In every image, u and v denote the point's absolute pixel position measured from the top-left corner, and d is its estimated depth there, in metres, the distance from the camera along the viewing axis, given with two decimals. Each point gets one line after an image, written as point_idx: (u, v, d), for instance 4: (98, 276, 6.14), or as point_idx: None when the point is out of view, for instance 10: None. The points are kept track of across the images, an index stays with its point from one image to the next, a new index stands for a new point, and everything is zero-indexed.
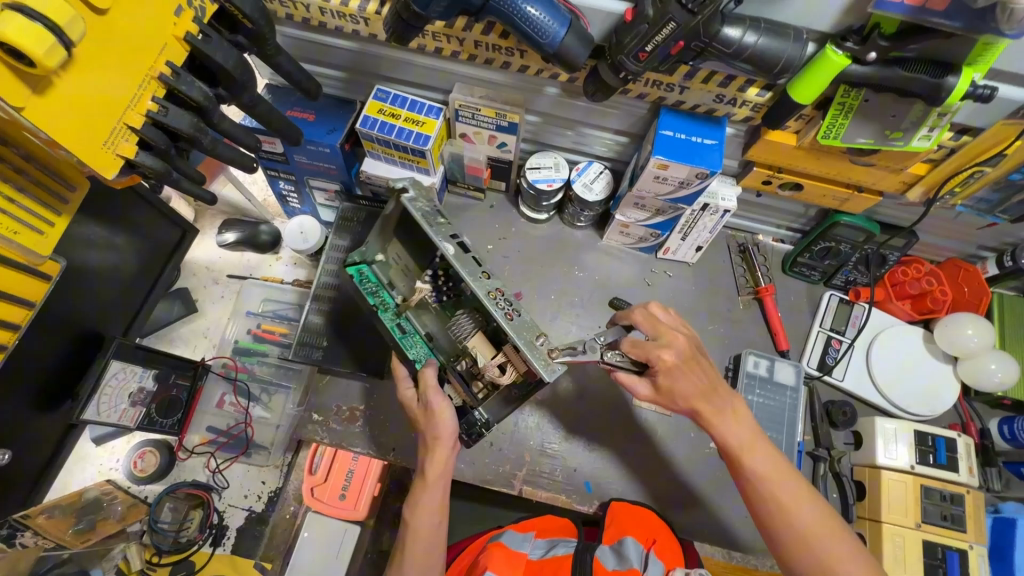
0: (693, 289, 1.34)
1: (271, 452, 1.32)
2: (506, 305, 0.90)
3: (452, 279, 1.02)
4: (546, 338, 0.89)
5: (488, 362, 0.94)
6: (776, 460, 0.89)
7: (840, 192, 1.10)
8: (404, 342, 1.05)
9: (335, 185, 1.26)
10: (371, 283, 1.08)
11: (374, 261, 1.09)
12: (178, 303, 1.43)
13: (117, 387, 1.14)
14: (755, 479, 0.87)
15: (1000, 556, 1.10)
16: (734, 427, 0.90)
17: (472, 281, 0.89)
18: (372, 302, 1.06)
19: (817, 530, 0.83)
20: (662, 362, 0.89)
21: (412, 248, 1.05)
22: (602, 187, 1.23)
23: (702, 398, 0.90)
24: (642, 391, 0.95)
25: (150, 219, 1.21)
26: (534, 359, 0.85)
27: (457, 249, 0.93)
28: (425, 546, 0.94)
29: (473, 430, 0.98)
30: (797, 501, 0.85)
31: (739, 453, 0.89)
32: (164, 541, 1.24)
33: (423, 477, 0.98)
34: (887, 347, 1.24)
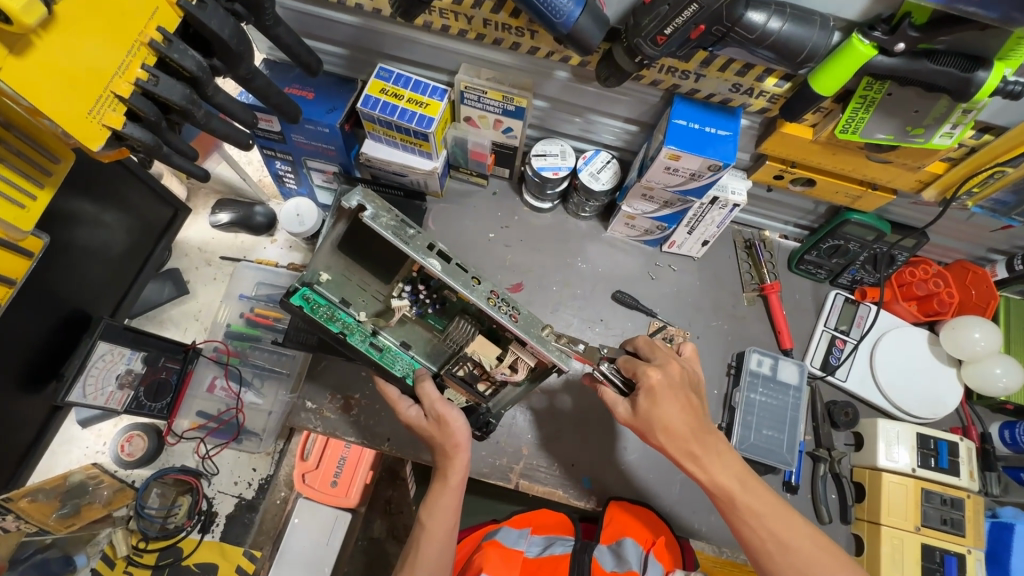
0: (697, 283, 1.32)
1: (262, 440, 1.30)
2: (507, 309, 0.88)
3: (434, 288, 0.99)
4: (551, 328, 0.90)
5: (498, 364, 0.92)
6: (768, 496, 0.86)
7: (852, 189, 1.07)
8: (386, 359, 0.97)
9: (334, 166, 1.22)
10: (320, 307, 0.95)
11: (318, 283, 0.97)
12: (169, 284, 1.39)
13: (103, 369, 1.13)
14: (751, 521, 0.84)
15: (996, 560, 1.09)
16: (721, 466, 0.86)
17: (469, 292, 0.86)
18: (335, 329, 0.94)
19: (820, 566, 0.81)
20: (646, 380, 0.88)
21: (370, 262, 0.98)
22: (609, 176, 1.19)
23: (689, 436, 0.86)
24: (621, 413, 0.92)
25: (140, 197, 1.17)
26: (549, 351, 0.86)
27: (442, 261, 0.88)
28: (438, 546, 0.91)
29: (482, 423, 1.00)
30: (797, 537, 0.83)
31: (730, 491, 0.85)
32: (151, 528, 1.21)
33: (443, 481, 0.95)
34: (891, 350, 1.22)
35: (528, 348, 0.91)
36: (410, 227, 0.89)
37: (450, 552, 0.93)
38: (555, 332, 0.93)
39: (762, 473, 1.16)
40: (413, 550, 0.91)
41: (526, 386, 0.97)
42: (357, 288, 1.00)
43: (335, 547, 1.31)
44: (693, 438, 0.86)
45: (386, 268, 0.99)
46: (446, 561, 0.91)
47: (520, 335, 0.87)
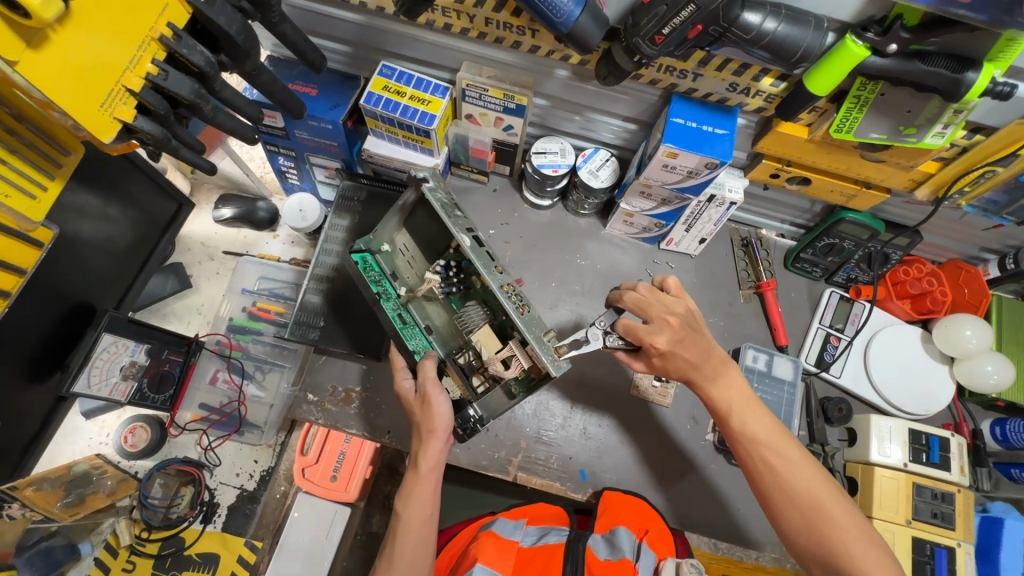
0: (694, 281, 1.33)
1: (264, 432, 1.31)
2: (517, 301, 0.92)
3: (465, 270, 1.03)
4: (554, 334, 0.90)
5: (494, 356, 0.96)
6: (763, 420, 0.92)
7: (847, 188, 1.09)
8: (404, 332, 1.03)
9: (336, 162, 1.24)
10: (372, 271, 1.05)
11: (378, 250, 1.07)
12: (172, 278, 1.41)
13: (107, 360, 1.13)
14: (741, 436, 0.91)
15: (986, 554, 1.11)
16: (724, 389, 0.93)
17: (487, 274, 0.91)
18: (374, 290, 1.03)
19: (807, 487, 0.85)
20: (653, 343, 0.89)
21: (419, 238, 1.07)
22: (608, 174, 1.21)
23: (698, 363, 0.92)
24: (639, 367, 0.98)
25: (144, 189, 1.19)
26: (542, 354, 0.87)
27: (472, 242, 0.94)
28: (418, 537, 0.92)
29: (469, 427, 0.96)
30: (789, 458, 0.88)
31: (727, 411, 0.92)
32: (154, 517, 1.22)
33: (415, 471, 0.96)
34: (885, 348, 1.24)
35: (526, 349, 0.93)
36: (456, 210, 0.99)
37: (432, 543, 0.94)
38: (559, 340, 0.93)
39: None
40: (391, 542, 0.93)
41: (520, 396, 0.96)
42: (405, 262, 1.09)
43: (335, 540, 1.30)
44: (700, 371, 0.93)
45: (428, 245, 1.06)
46: (425, 554, 0.92)
47: (521, 329, 0.89)
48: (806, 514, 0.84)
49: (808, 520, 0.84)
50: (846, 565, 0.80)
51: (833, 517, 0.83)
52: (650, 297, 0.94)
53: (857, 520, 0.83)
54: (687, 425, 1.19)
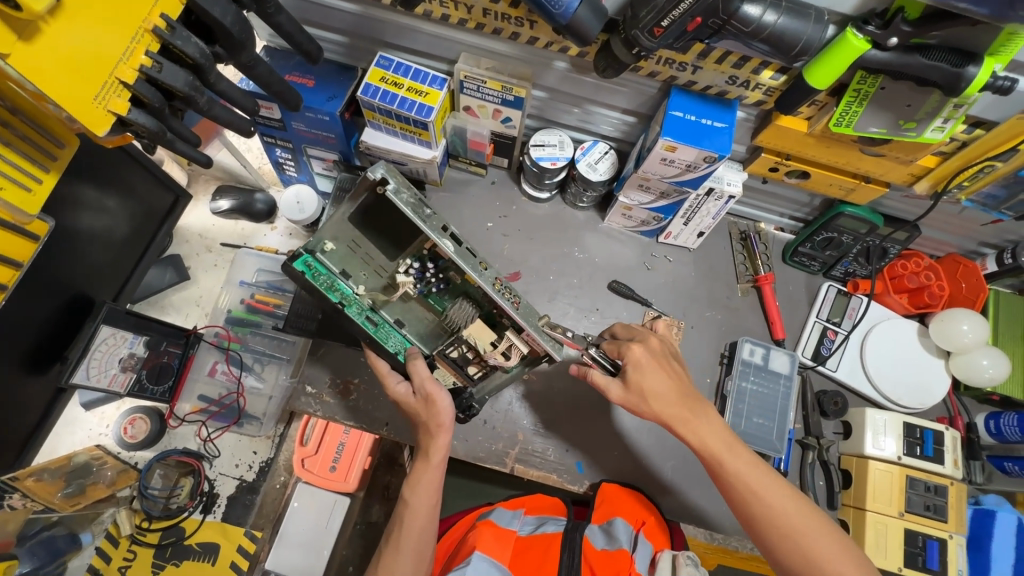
0: (693, 274, 1.33)
1: (263, 424, 1.32)
2: (509, 295, 0.93)
3: (441, 268, 1.00)
4: (548, 319, 0.96)
5: (492, 349, 0.96)
6: (751, 459, 0.89)
7: (847, 181, 1.09)
8: (379, 334, 1.01)
9: (334, 154, 1.23)
10: (321, 275, 0.99)
11: (320, 250, 1.00)
12: (170, 269, 1.41)
13: (105, 353, 1.14)
14: (736, 482, 0.87)
15: (977, 546, 1.12)
16: (709, 428, 0.90)
17: (477, 275, 0.91)
18: (333, 299, 0.98)
19: (802, 530, 0.83)
20: (630, 355, 0.95)
21: (376, 234, 1.01)
22: (607, 167, 1.21)
23: (678, 402, 0.92)
24: (614, 392, 0.96)
25: (140, 181, 1.18)
26: (543, 340, 0.92)
27: (454, 243, 0.92)
28: (421, 525, 0.93)
29: (466, 407, 1.03)
30: (781, 501, 0.85)
31: (716, 453, 0.89)
32: (154, 507, 1.23)
33: (426, 458, 0.97)
34: (880, 341, 1.24)
35: (523, 336, 0.96)
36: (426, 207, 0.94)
37: (433, 533, 0.94)
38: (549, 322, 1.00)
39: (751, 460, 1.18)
40: (397, 525, 0.94)
41: (515, 372, 1.02)
42: (362, 260, 1.03)
43: (334, 529, 1.33)
44: (681, 403, 0.92)
45: (392, 241, 1.01)
46: (428, 541, 0.93)
47: (520, 323, 0.91)
48: (804, 556, 0.82)
49: (808, 563, 0.81)
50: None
51: (829, 558, 0.81)
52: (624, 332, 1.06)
53: (854, 558, 0.82)
54: None
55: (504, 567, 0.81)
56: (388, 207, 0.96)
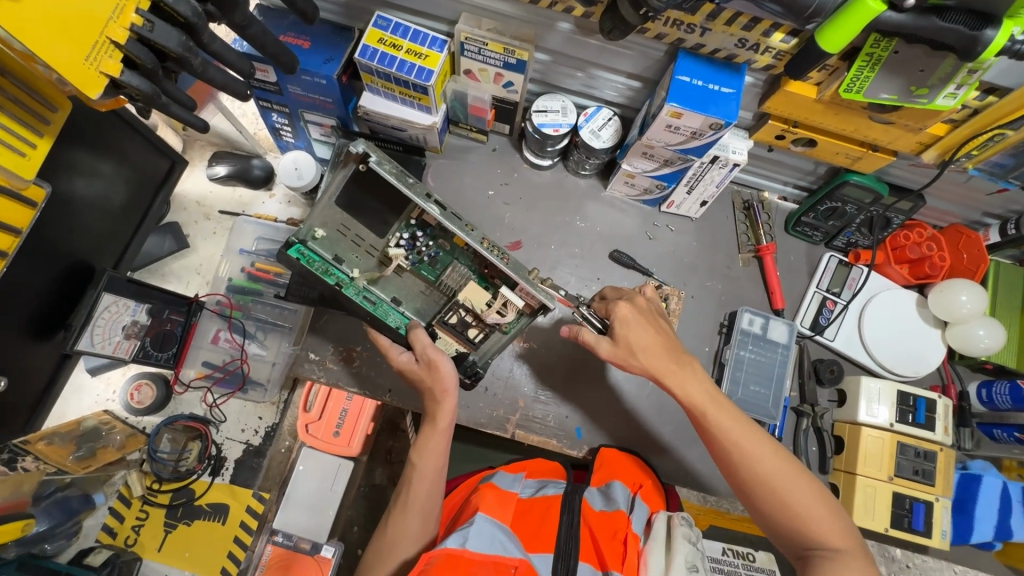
0: (694, 244, 1.33)
1: (268, 389, 1.33)
2: (499, 253, 0.97)
3: (432, 236, 1.03)
4: (538, 272, 0.99)
5: (488, 308, 1.00)
6: (735, 414, 0.93)
7: (853, 150, 1.07)
8: (379, 312, 1.03)
9: (331, 119, 1.21)
10: (316, 262, 1.00)
11: (311, 239, 1.01)
12: (169, 237, 1.40)
13: (109, 320, 1.16)
14: (717, 431, 0.91)
15: (962, 508, 1.16)
16: (696, 382, 0.94)
17: (465, 234, 0.94)
18: (329, 282, 1.00)
19: (782, 477, 0.87)
20: (617, 313, 0.99)
21: (364, 214, 1.03)
22: (610, 134, 1.19)
23: (665, 355, 0.96)
24: (604, 349, 1.00)
25: (135, 146, 1.17)
26: (537, 291, 0.95)
27: (438, 207, 0.95)
28: (429, 486, 0.95)
29: (471, 372, 1.05)
30: (761, 449, 0.89)
31: (704, 408, 0.92)
32: (164, 470, 1.26)
33: (433, 423, 0.98)
34: (879, 313, 1.25)
35: (517, 290, 0.99)
36: (409, 176, 0.98)
37: (439, 493, 0.96)
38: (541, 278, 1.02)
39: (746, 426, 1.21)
40: (405, 486, 0.96)
41: (512, 331, 1.04)
42: (352, 243, 1.04)
43: (338, 492, 1.36)
44: (667, 355, 0.96)
45: (382, 214, 1.03)
46: (435, 500, 0.95)
47: (511, 275, 0.95)
48: (779, 499, 0.86)
49: (783, 505, 0.86)
50: (816, 542, 0.84)
51: (805, 503, 0.86)
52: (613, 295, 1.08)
53: (825, 501, 0.87)
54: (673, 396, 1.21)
55: (506, 527, 0.81)
56: (376, 181, 1.00)
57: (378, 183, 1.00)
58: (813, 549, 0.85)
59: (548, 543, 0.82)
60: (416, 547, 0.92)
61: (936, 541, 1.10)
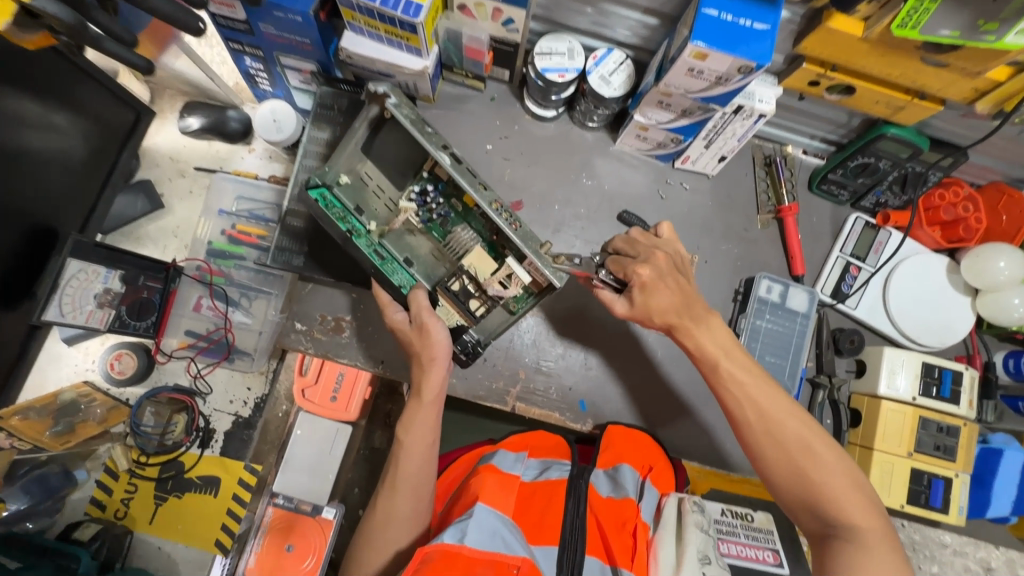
0: (710, 204, 1.23)
1: (255, 359, 1.26)
2: (508, 218, 0.89)
3: (443, 193, 0.98)
4: (550, 246, 0.90)
5: (491, 277, 0.94)
6: (751, 365, 0.88)
7: (896, 98, 0.95)
8: (385, 268, 0.98)
9: (311, 64, 1.09)
10: (335, 209, 0.96)
11: (335, 185, 0.96)
12: (142, 197, 1.30)
13: (79, 287, 1.09)
14: (730, 383, 0.87)
15: (980, 482, 1.12)
16: (707, 334, 0.90)
17: (474, 192, 0.88)
18: (343, 229, 0.96)
19: (798, 441, 0.82)
20: (637, 277, 0.90)
21: (385, 163, 1.00)
22: (622, 81, 1.06)
23: (675, 312, 0.90)
24: (619, 309, 0.96)
25: (94, 97, 1.06)
26: (543, 265, 0.88)
27: (453, 160, 0.90)
28: (419, 463, 0.89)
29: (470, 350, 0.98)
30: (781, 412, 0.84)
31: (714, 357, 0.89)
32: (149, 444, 1.22)
33: (419, 396, 0.93)
34: (907, 279, 1.17)
35: (524, 264, 0.92)
36: (427, 125, 0.92)
37: (432, 470, 0.91)
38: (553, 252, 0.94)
39: None
40: (392, 465, 0.90)
41: (520, 312, 0.98)
42: (373, 194, 1.01)
43: (338, 456, 1.30)
44: (684, 313, 0.90)
45: (401, 167, 1.00)
46: (428, 478, 0.90)
47: (517, 245, 0.88)
48: (795, 466, 0.82)
49: (799, 473, 0.82)
50: (830, 515, 0.79)
51: (821, 470, 0.81)
52: (641, 240, 0.98)
53: (849, 476, 0.81)
54: (683, 368, 1.14)
55: (508, 519, 0.78)
56: (394, 129, 0.98)
57: (400, 131, 0.98)
58: (830, 525, 0.80)
59: (554, 535, 0.79)
60: (409, 528, 0.88)
61: (953, 517, 1.06)
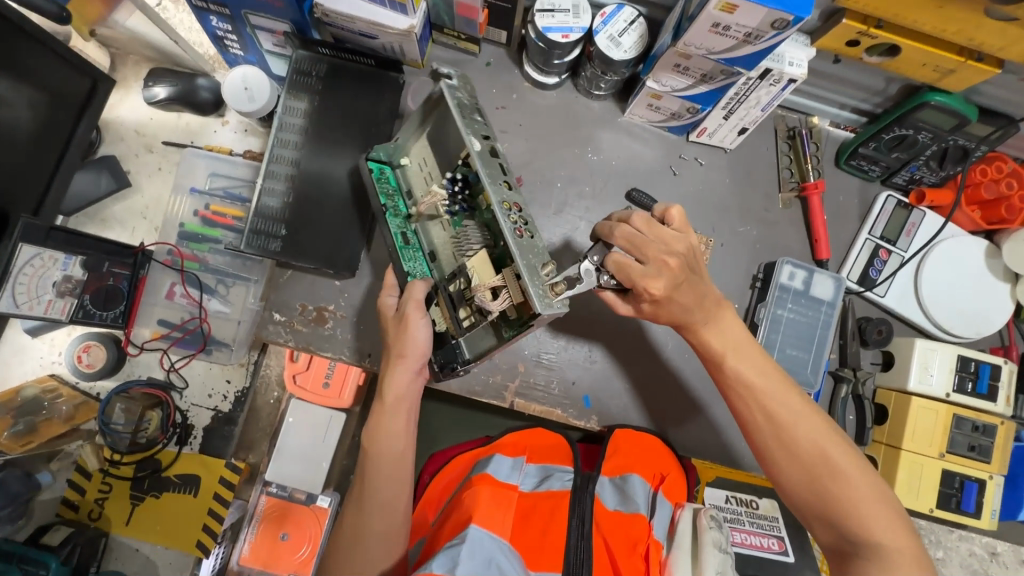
0: (727, 181, 1.12)
1: (234, 351, 1.15)
2: (516, 221, 0.79)
3: (472, 187, 0.87)
4: (553, 268, 0.77)
5: (484, 283, 0.82)
6: (765, 365, 0.84)
7: (947, 60, 0.83)
8: (404, 252, 0.94)
9: (283, 24, 0.96)
10: (386, 185, 0.96)
11: (399, 164, 0.96)
12: (105, 174, 1.19)
13: (34, 274, 0.97)
14: (736, 385, 0.84)
15: (1014, 483, 1.04)
16: (730, 325, 0.86)
17: (489, 185, 0.78)
18: (381, 202, 0.94)
19: (813, 447, 0.78)
20: (645, 286, 0.80)
21: (437, 146, 0.91)
22: (633, 42, 0.94)
23: (693, 306, 0.84)
24: (624, 310, 0.88)
25: (38, 60, 0.94)
26: (530, 286, 0.74)
27: (484, 150, 0.82)
28: (389, 478, 0.86)
29: (450, 364, 0.89)
30: (794, 418, 0.80)
31: (720, 356, 0.85)
32: (121, 442, 1.14)
33: (381, 401, 0.89)
34: (943, 264, 1.07)
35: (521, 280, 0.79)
36: (476, 113, 0.86)
37: (404, 481, 0.87)
38: (559, 283, 0.77)
39: None
40: (362, 478, 0.87)
41: (510, 337, 0.83)
42: (422, 176, 0.94)
43: (331, 445, 1.24)
44: (698, 313, 0.85)
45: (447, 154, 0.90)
46: (400, 492, 0.86)
47: (512, 252, 0.76)
48: (810, 475, 0.78)
49: (814, 482, 0.78)
50: (851, 526, 0.76)
51: (839, 477, 0.77)
52: (646, 232, 0.81)
53: (867, 484, 0.77)
54: (696, 361, 1.05)
55: (505, 544, 0.71)
56: (444, 113, 0.88)
57: (445, 115, 0.87)
58: (850, 537, 0.76)
59: (557, 560, 0.71)
60: (381, 546, 0.83)
61: (985, 521, 1.00)
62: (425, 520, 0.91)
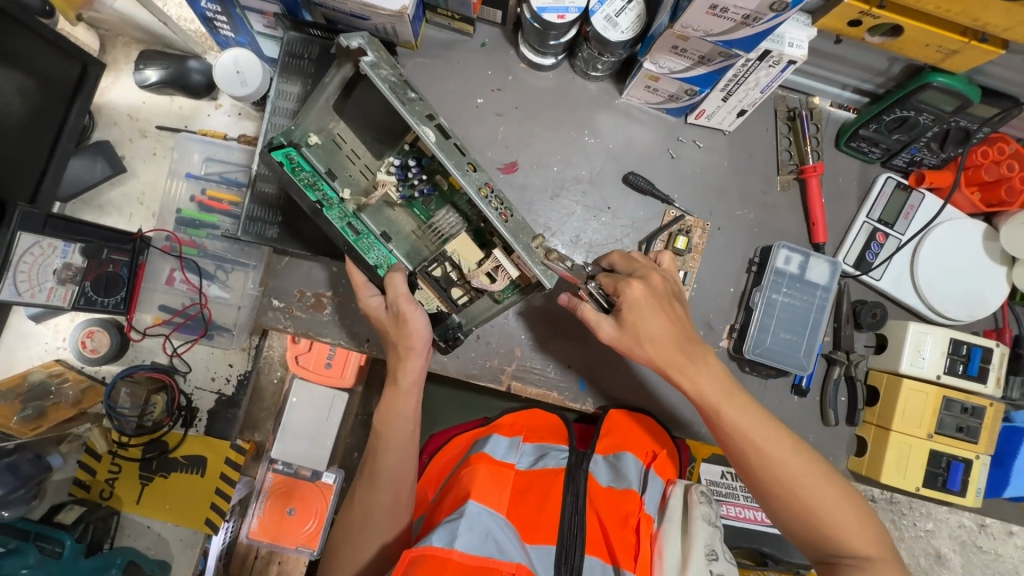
0: (726, 165, 1.11)
1: (235, 336, 1.18)
2: (497, 206, 0.81)
3: (427, 168, 0.88)
4: (543, 241, 0.83)
5: (476, 268, 0.86)
6: (752, 411, 0.81)
7: (950, 41, 0.82)
8: (360, 244, 0.90)
9: (272, 4, 0.94)
10: (303, 172, 0.87)
11: (305, 145, 0.87)
12: (101, 160, 1.19)
13: (35, 262, 0.96)
14: (727, 420, 0.80)
15: (999, 462, 1.07)
16: (707, 377, 0.81)
17: (460, 174, 0.78)
18: (313, 198, 0.87)
19: (804, 480, 0.77)
20: (629, 293, 0.82)
21: (360, 122, 0.89)
22: (630, 22, 0.92)
23: (673, 347, 0.82)
24: (606, 331, 0.85)
25: (25, 47, 0.92)
26: (532, 263, 0.79)
27: (438, 134, 0.80)
28: (396, 459, 0.88)
29: (450, 336, 0.91)
30: (780, 450, 0.78)
31: (715, 404, 0.81)
32: (127, 426, 1.15)
33: (396, 385, 0.91)
34: (940, 248, 1.07)
35: (512, 256, 0.84)
36: (408, 91, 0.83)
37: (411, 464, 0.89)
38: (546, 246, 0.86)
39: (773, 376, 1.07)
40: (369, 462, 0.90)
41: (506, 301, 0.90)
42: (347, 158, 0.91)
43: (335, 422, 1.26)
44: (677, 348, 0.82)
45: (377, 133, 0.90)
46: (408, 473, 0.88)
47: (507, 238, 0.79)
48: (802, 508, 0.77)
49: (806, 514, 0.76)
50: (842, 550, 0.76)
51: (830, 508, 0.76)
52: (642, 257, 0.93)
53: (852, 503, 0.77)
54: None
55: (502, 517, 0.73)
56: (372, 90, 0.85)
57: (376, 91, 0.86)
58: (840, 557, 0.76)
59: (552, 533, 0.74)
60: (386, 522, 0.87)
61: (970, 499, 1.02)
62: (426, 496, 0.94)
